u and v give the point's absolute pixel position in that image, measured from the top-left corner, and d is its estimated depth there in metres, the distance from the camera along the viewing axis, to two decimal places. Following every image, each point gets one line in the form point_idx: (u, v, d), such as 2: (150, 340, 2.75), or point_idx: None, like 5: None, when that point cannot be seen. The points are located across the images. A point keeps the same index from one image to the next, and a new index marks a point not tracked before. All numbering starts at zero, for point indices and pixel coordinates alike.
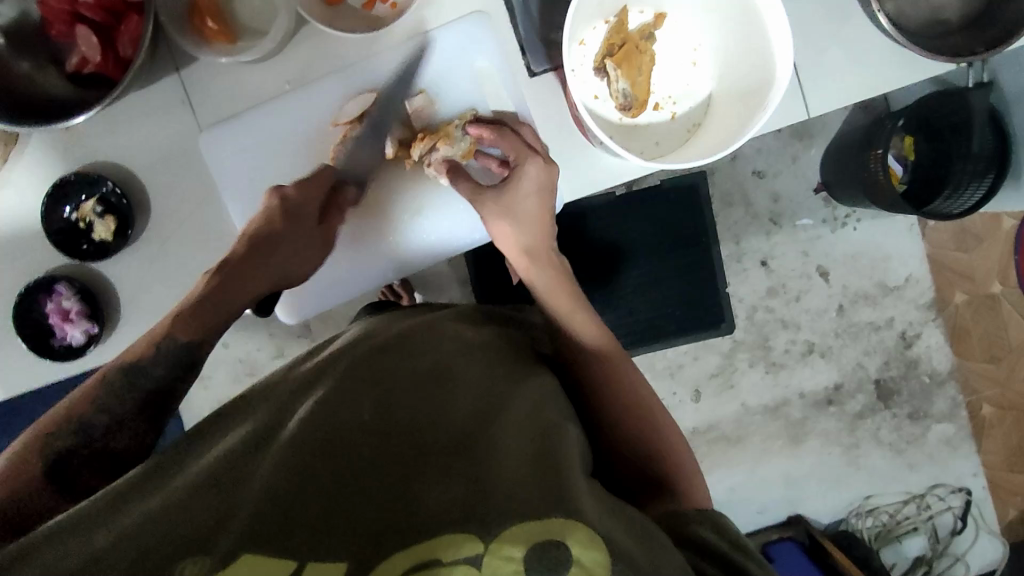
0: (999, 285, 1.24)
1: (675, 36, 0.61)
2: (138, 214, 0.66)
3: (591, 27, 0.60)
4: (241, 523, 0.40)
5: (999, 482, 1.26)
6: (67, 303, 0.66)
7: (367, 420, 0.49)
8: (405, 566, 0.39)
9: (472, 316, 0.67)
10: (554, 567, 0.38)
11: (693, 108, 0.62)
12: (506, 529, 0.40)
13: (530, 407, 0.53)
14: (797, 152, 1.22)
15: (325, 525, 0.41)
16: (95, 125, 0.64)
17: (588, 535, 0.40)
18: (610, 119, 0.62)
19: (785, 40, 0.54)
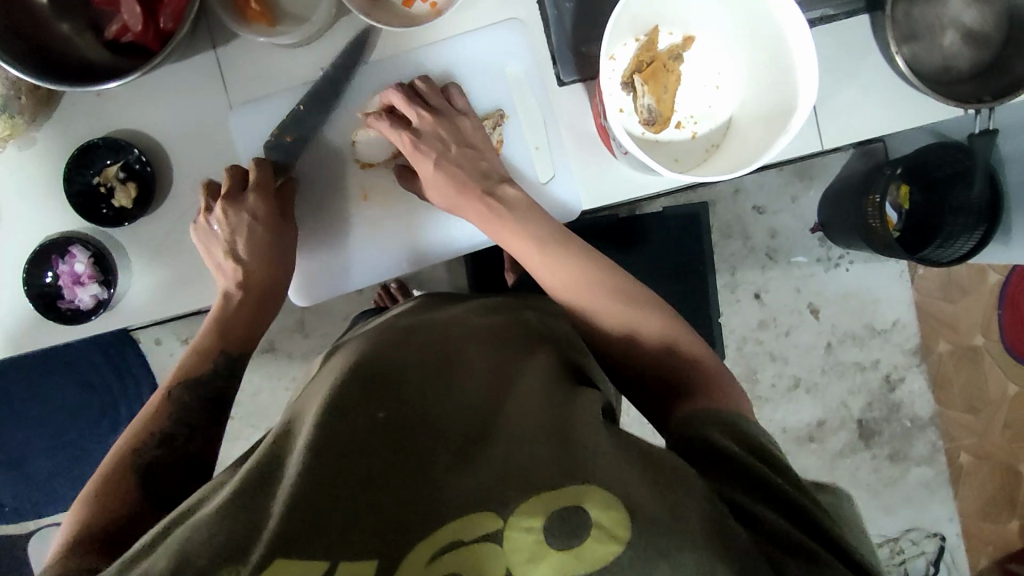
0: (982, 337, 1.28)
1: (701, 59, 0.63)
2: (159, 182, 0.67)
3: (622, 43, 0.63)
4: (271, 529, 0.39)
5: (972, 530, 1.28)
6: (80, 266, 0.67)
7: (383, 416, 0.48)
8: (433, 549, 0.40)
9: (483, 310, 0.68)
10: (574, 533, 0.39)
11: (712, 128, 0.64)
12: (524, 502, 0.41)
13: (535, 386, 0.53)
14: (797, 191, 1.25)
15: (353, 523, 0.41)
16: (127, 91, 0.66)
17: (605, 496, 0.40)
18: (633, 132, 0.64)
19: (810, 72, 0.56)
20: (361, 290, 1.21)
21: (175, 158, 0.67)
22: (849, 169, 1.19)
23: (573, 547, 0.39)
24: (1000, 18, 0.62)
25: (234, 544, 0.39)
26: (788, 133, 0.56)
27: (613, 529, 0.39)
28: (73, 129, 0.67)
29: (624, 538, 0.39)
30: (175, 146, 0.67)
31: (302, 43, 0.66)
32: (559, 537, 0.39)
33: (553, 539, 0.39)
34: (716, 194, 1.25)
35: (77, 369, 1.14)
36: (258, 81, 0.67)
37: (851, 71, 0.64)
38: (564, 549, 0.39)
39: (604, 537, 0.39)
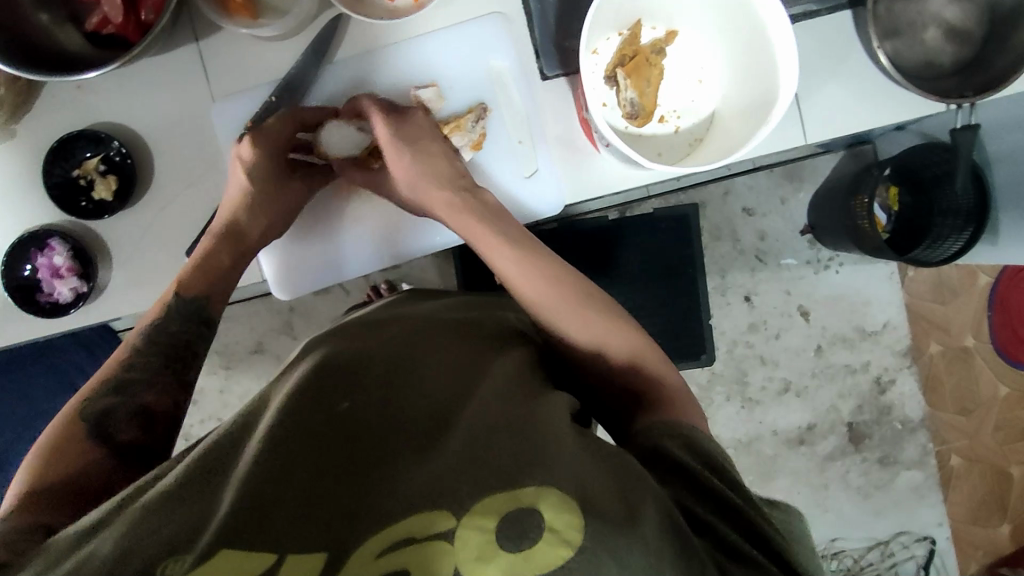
0: (971, 339, 1.28)
1: (684, 54, 0.63)
2: (140, 175, 0.67)
3: (604, 37, 0.63)
4: (220, 520, 0.40)
5: (962, 534, 1.27)
6: (59, 259, 0.67)
7: (345, 408, 0.49)
8: (379, 548, 0.39)
9: (459, 309, 0.68)
10: (526, 533, 0.38)
11: (695, 122, 0.64)
12: (478, 501, 0.40)
13: (504, 383, 0.53)
14: (786, 193, 1.25)
15: (306, 514, 0.41)
16: (109, 83, 0.66)
17: (560, 497, 0.40)
18: (616, 126, 0.64)
19: (790, 63, 0.56)
20: (349, 291, 1.20)
21: (159, 152, 0.67)
22: (837, 171, 1.19)
23: (524, 549, 0.38)
24: (979, 14, 0.63)
25: (184, 534, 0.39)
26: (767, 125, 0.56)
27: (567, 533, 0.38)
28: (54, 122, 0.67)
29: (576, 541, 0.38)
30: (159, 140, 0.67)
31: (285, 37, 0.66)
32: (511, 539, 0.38)
33: (506, 541, 0.38)
34: (706, 196, 1.25)
35: (62, 371, 1.13)
36: (242, 75, 0.67)
37: (834, 66, 0.65)
38: (515, 551, 0.38)
39: (558, 540, 0.38)
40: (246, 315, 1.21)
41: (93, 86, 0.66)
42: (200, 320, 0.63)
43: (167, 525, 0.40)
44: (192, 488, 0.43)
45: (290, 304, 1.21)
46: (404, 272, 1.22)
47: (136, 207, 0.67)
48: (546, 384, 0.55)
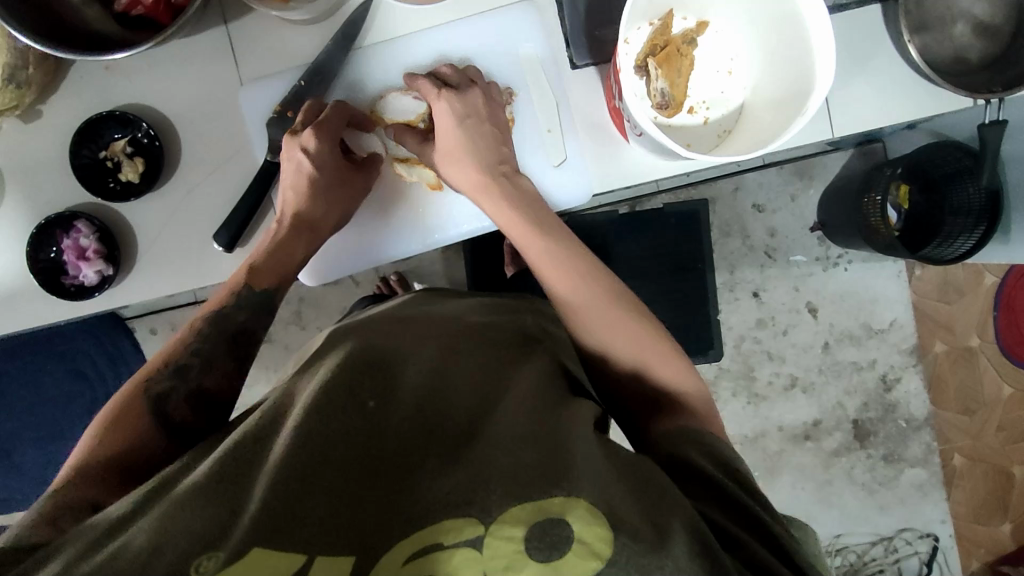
0: (977, 338, 1.29)
1: (714, 45, 0.64)
2: (167, 158, 0.67)
3: (636, 28, 0.63)
4: (252, 516, 0.39)
5: (965, 531, 1.28)
6: (85, 241, 0.66)
7: (371, 407, 0.48)
8: (406, 555, 0.39)
9: (481, 312, 0.68)
10: (554, 544, 0.39)
11: (724, 112, 0.65)
12: (508, 509, 0.40)
13: (529, 390, 0.53)
14: (797, 190, 1.25)
15: (336, 515, 0.40)
16: (134, 64, 0.66)
17: (589, 509, 0.40)
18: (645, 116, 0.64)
19: (828, 55, 0.56)
20: (359, 282, 1.20)
21: (184, 135, 0.67)
22: (849, 170, 1.20)
23: (553, 560, 0.38)
24: (1009, 10, 0.63)
25: (215, 529, 0.39)
26: (804, 117, 0.56)
27: (596, 546, 0.39)
28: (77, 102, 0.66)
29: (605, 555, 0.38)
30: (185, 123, 0.67)
31: (315, 21, 0.66)
32: (541, 549, 0.39)
33: (534, 550, 0.39)
34: (716, 192, 1.25)
35: (70, 357, 1.12)
36: (269, 58, 0.67)
37: (862, 61, 0.65)
38: (544, 561, 0.38)
39: (586, 552, 0.38)
40: None
41: (118, 67, 0.66)
42: (263, 313, 0.62)
43: (199, 518, 0.40)
44: (222, 476, 0.42)
45: (299, 294, 1.21)
46: (414, 263, 1.22)
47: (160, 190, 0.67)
48: (569, 393, 0.55)
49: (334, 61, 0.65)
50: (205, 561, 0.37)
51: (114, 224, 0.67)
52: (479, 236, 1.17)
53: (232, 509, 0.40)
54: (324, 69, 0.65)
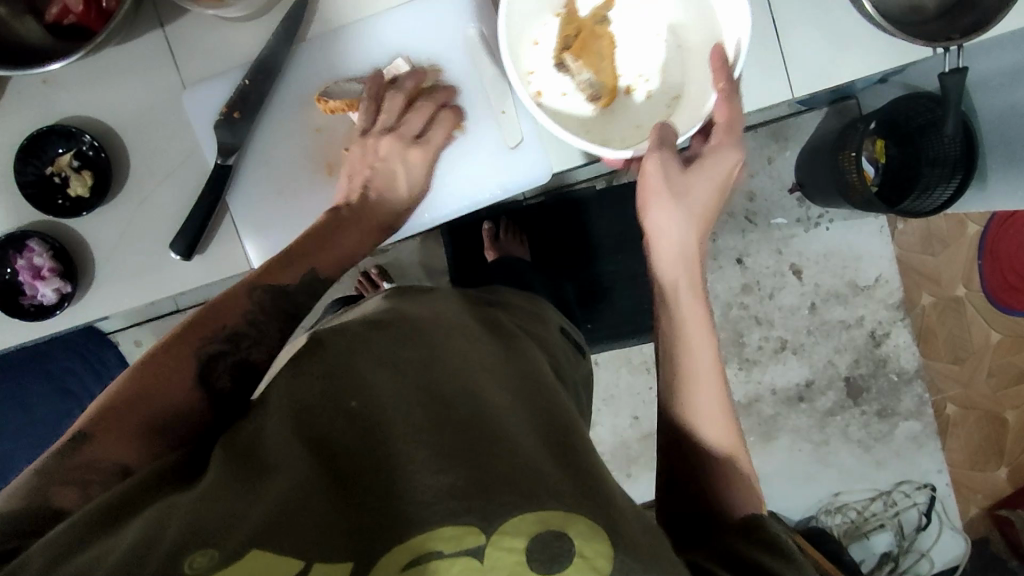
0: (964, 288, 1.28)
1: (631, 15, 0.64)
2: (116, 169, 0.65)
3: (541, 25, 0.65)
4: (244, 521, 0.34)
5: (962, 480, 1.29)
6: (39, 260, 0.65)
7: (355, 403, 0.43)
8: (402, 562, 0.35)
9: (462, 309, 0.63)
10: (556, 558, 0.35)
11: (657, 83, 0.65)
12: (510, 517, 0.36)
13: (524, 391, 0.49)
14: (773, 152, 1.24)
15: (324, 521, 0.36)
16: (73, 75, 0.64)
17: (592, 528, 0.37)
18: (582, 111, 0.66)
19: (736, 4, 0.56)
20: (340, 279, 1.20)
21: (134, 144, 0.66)
22: (824, 128, 1.19)
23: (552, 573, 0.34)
24: None
25: (200, 532, 0.34)
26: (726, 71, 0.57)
27: (597, 561, 0.35)
28: (23, 118, 0.65)
29: (605, 569, 0.35)
30: (134, 132, 0.66)
31: (254, 18, 0.64)
32: (542, 563, 0.35)
33: (535, 562, 0.35)
34: None
35: (56, 377, 1.12)
36: (212, 58, 0.65)
37: (819, 18, 0.65)
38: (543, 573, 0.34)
39: (587, 568, 0.35)
40: None
41: (61, 80, 0.65)
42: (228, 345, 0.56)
43: (181, 521, 0.35)
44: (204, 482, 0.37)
45: None
46: (393, 255, 1.21)
47: (112, 202, 0.66)
48: (556, 392, 0.51)
49: (278, 54, 0.64)
50: (197, 558, 0.33)
51: (68, 241, 0.66)
52: (456, 223, 1.16)
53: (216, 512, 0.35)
54: (270, 65, 0.64)
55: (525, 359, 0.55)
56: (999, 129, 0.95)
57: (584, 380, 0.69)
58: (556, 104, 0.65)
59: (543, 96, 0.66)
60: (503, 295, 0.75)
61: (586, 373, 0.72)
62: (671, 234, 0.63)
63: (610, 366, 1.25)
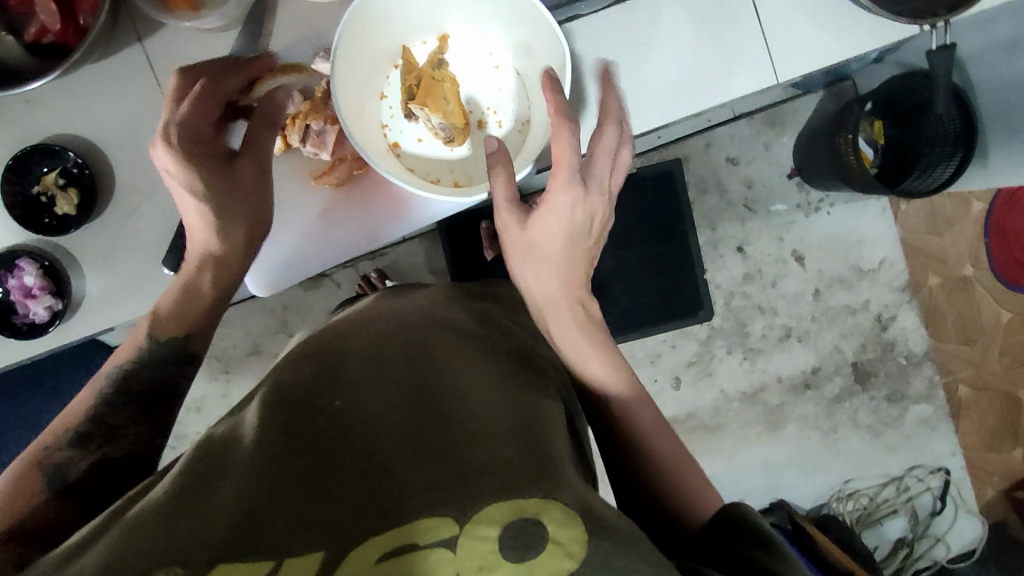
0: (971, 268, 1.26)
1: (460, 54, 0.68)
2: (102, 186, 0.66)
3: (387, 78, 0.68)
4: (225, 522, 0.36)
5: (976, 462, 1.27)
6: (30, 280, 0.66)
7: (337, 405, 0.44)
8: (376, 556, 0.35)
9: (452, 304, 0.63)
10: (531, 544, 0.34)
11: (512, 118, 0.69)
12: (483, 507, 0.36)
13: (505, 380, 0.50)
14: (770, 139, 1.23)
15: (302, 517, 0.37)
16: (55, 94, 0.65)
17: (566, 511, 0.36)
18: (442, 153, 0.70)
19: (549, 24, 0.59)
20: (340, 284, 1.20)
21: (121, 160, 0.66)
22: (820, 111, 1.18)
23: (527, 561, 0.34)
24: None
25: (181, 536, 0.35)
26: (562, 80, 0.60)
27: (569, 547, 0.34)
28: (9, 138, 0.66)
29: (581, 556, 0.34)
30: (121, 147, 0.66)
31: (227, 27, 0.65)
32: (515, 550, 0.34)
33: (507, 550, 0.34)
34: (688, 150, 1.23)
35: None
36: (190, 69, 0.65)
37: (804, 4, 0.65)
38: (517, 562, 0.34)
39: (561, 553, 0.34)
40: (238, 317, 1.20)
41: (46, 98, 0.65)
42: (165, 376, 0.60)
43: (165, 526, 0.36)
44: (190, 487, 0.39)
45: (282, 303, 1.21)
46: (392, 258, 1.21)
47: (101, 218, 0.67)
48: (538, 383, 0.52)
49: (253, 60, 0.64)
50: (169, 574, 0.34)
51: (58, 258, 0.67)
52: (453, 223, 1.16)
53: (194, 523, 0.36)
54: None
55: (514, 357, 0.56)
56: (996, 105, 0.94)
57: None
58: (413, 151, 0.70)
59: (400, 145, 0.70)
60: (503, 288, 0.75)
61: None
62: (547, 251, 0.57)
63: None
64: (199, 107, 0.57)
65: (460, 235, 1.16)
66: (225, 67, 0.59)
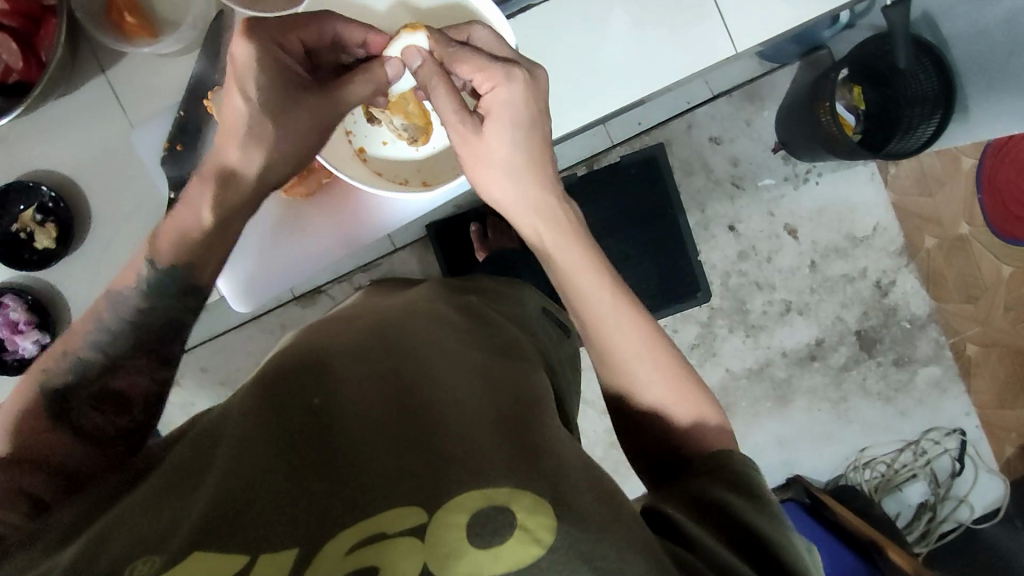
0: (967, 225, 1.25)
1: None
2: (77, 217, 0.69)
3: None
4: (193, 522, 0.35)
5: (992, 420, 1.26)
6: (15, 315, 0.70)
7: (317, 401, 0.44)
8: (348, 544, 0.34)
9: (438, 298, 0.63)
10: (498, 533, 0.35)
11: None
12: (455, 497, 0.36)
13: (486, 368, 0.49)
14: (751, 114, 1.23)
15: (277, 514, 0.36)
16: (28, 132, 0.67)
17: (536, 500, 0.36)
18: (407, 153, 0.71)
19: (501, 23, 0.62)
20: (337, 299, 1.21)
21: (94, 189, 0.69)
22: (796, 84, 1.17)
23: (494, 546, 0.34)
24: None
25: (157, 534, 0.35)
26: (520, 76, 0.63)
27: (538, 533, 0.34)
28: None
29: (547, 541, 0.34)
30: (97, 177, 0.68)
31: (187, 50, 0.67)
32: (484, 537, 0.34)
33: (476, 537, 0.34)
34: (670, 133, 1.23)
35: None
36: (155, 94, 0.67)
37: None
38: (485, 547, 0.34)
39: (529, 540, 0.34)
40: (239, 340, 1.21)
41: (25, 139, 0.68)
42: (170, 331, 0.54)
43: (141, 526, 0.37)
44: (168, 489, 0.39)
45: (281, 322, 1.21)
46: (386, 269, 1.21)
47: (80, 248, 0.69)
48: (520, 368, 0.51)
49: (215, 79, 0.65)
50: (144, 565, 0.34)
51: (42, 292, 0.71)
52: (443, 228, 1.16)
53: (171, 522, 0.36)
54: (201, 88, 0.65)
55: (500, 344, 0.55)
56: (971, 57, 0.94)
57: (566, 356, 0.69)
58: (379, 154, 0.71)
59: (367, 150, 0.70)
60: (486, 281, 0.75)
61: (570, 352, 0.71)
62: (506, 199, 0.59)
63: None
64: (264, 59, 0.50)
65: (450, 239, 1.17)
66: (305, 20, 0.53)
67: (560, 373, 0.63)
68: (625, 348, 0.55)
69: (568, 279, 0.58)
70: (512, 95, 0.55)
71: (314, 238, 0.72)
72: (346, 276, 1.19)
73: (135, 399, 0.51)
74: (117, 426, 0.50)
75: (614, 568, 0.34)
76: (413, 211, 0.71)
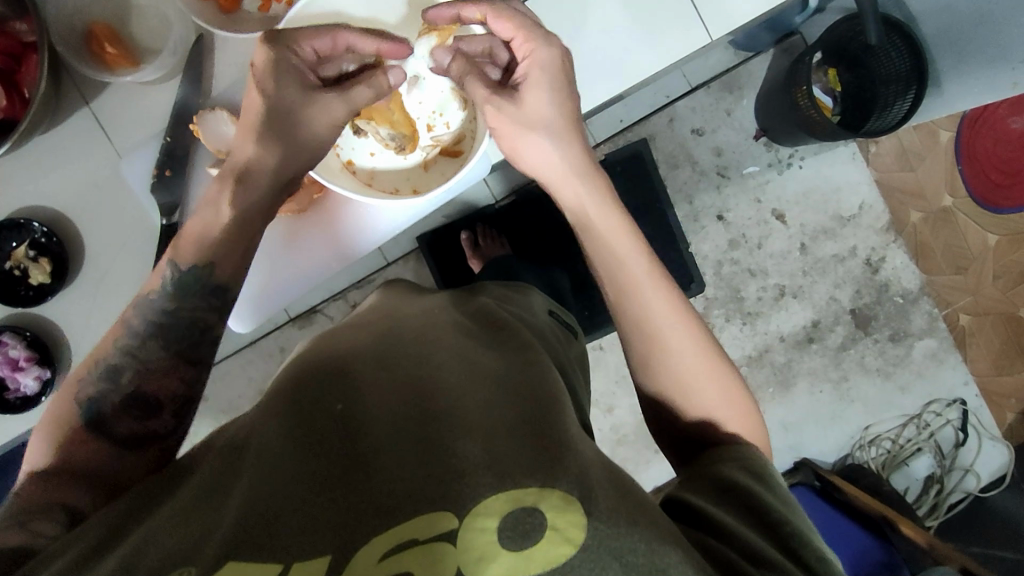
0: (950, 197, 1.26)
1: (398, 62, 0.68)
2: (70, 251, 0.70)
3: None
4: (222, 532, 0.35)
5: (990, 388, 1.26)
6: (15, 352, 0.71)
7: (340, 409, 0.43)
8: (379, 553, 0.34)
9: (454, 306, 0.63)
10: (522, 535, 0.35)
11: (460, 117, 0.71)
12: (482, 500, 0.35)
13: (501, 370, 0.48)
14: (730, 105, 1.24)
15: (308, 523, 0.36)
16: (16, 170, 0.68)
17: (564, 497, 0.36)
18: (397, 161, 0.72)
19: None
20: (332, 317, 1.19)
21: (86, 223, 0.70)
22: (774, 70, 1.18)
23: (525, 549, 0.34)
24: None
25: (187, 547, 0.35)
26: None
27: (568, 531, 0.35)
28: None
29: (578, 540, 0.35)
30: (85, 212, 0.70)
31: (170, 76, 0.67)
32: (512, 539, 0.35)
33: (507, 540, 0.35)
34: (653, 129, 1.24)
35: None
36: (139, 121, 0.68)
37: None
38: (517, 551, 0.34)
39: (558, 539, 0.35)
40: (239, 367, 1.20)
41: (15, 175, 0.69)
42: (184, 337, 0.54)
43: (171, 539, 0.36)
44: (191, 504, 0.39)
45: (279, 345, 1.20)
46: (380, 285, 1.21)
47: (76, 279, 0.71)
48: (536, 364, 0.50)
49: (192, 103, 0.67)
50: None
51: (41, 330, 0.72)
52: (436, 236, 1.17)
53: (201, 533, 0.36)
54: (185, 113, 0.67)
55: (518, 342, 0.54)
56: (941, 30, 0.96)
57: (575, 357, 0.68)
58: (369, 165, 0.72)
59: (355, 162, 0.71)
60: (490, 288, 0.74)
61: (578, 352, 0.71)
62: (542, 163, 0.60)
63: (615, 347, 1.21)
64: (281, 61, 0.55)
65: (441, 248, 1.18)
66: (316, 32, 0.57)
67: (573, 375, 0.62)
68: (661, 317, 0.55)
69: (608, 257, 0.57)
70: (547, 57, 0.58)
71: (312, 257, 0.73)
72: (341, 295, 1.19)
73: (163, 402, 0.51)
74: (150, 428, 0.50)
75: (646, 563, 0.35)
76: (404, 222, 0.72)
